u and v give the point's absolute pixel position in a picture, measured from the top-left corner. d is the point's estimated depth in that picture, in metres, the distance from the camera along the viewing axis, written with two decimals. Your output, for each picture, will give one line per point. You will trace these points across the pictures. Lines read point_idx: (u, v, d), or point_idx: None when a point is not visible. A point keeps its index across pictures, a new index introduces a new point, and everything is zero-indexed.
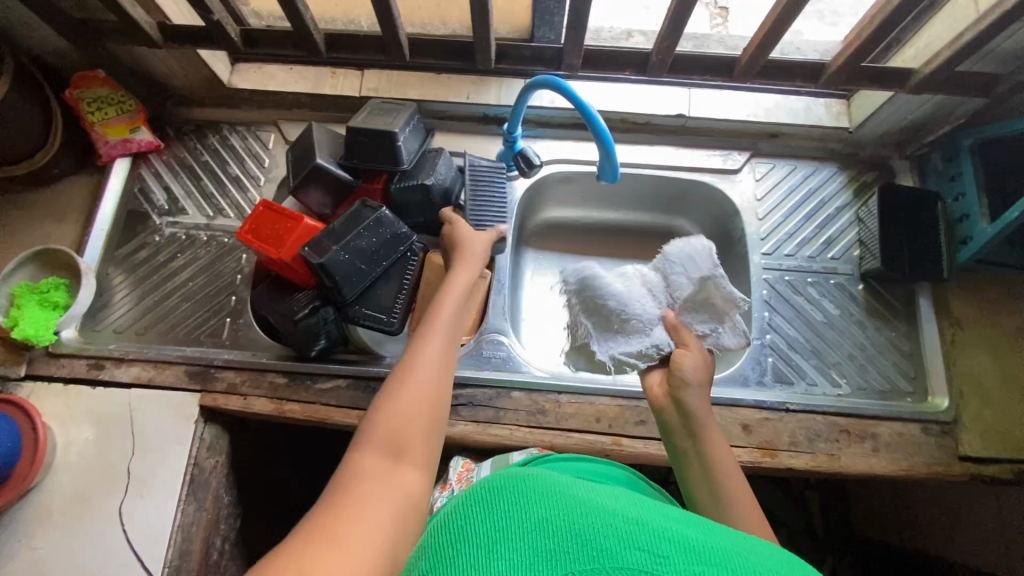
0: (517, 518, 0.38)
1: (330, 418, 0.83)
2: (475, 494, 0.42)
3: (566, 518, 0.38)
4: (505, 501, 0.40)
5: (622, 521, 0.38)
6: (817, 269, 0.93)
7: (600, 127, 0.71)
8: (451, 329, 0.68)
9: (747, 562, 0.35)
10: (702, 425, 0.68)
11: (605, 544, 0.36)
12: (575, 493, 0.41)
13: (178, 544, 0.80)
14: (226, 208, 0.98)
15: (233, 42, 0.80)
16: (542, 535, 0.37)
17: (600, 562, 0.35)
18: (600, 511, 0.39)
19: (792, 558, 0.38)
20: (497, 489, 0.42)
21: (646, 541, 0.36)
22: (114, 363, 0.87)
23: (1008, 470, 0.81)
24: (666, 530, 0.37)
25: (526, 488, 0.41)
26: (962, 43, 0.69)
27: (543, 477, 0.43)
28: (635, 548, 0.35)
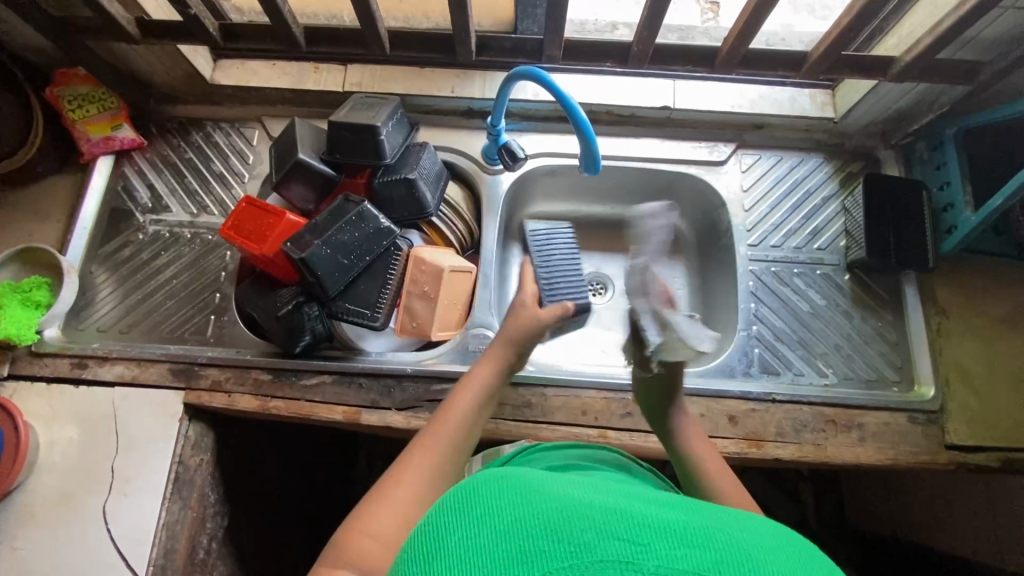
0: (484, 521, 0.34)
1: (314, 413, 0.83)
2: (438, 507, 0.37)
3: (536, 516, 0.33)
4: (469, 507, 0.35)
5: (597, 509, 0.34)
6: (803, 259, 0.93)
7: (580, 118, 0.70)
8: (469, 423, 0.64)
9: (737, 540, 0.32)
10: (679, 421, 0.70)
11: (581, 537, 0.31)
12: (547, 487, 0.36)
13: (162, 542, 0.80)
14: (210, 205, 0.97)
15: (211, 36, 0.79)
16: (512, 538, 0.32)
17: (578, 558, 0.31)
18: (574, 501, 0.34)
19: (781, 530, 0.36)
20: (461, 496, 0.37)
21: (624, 528, 0.32)
22: (97, 362, 0.86)
23: (995, 457, 0.81)
24: (646, 514, 0.33)
25: (493, 490, 0.36)
26: (942, 29, 0.68)
27: (511, 474, 0.38)
28: (613, 538, 0.31)
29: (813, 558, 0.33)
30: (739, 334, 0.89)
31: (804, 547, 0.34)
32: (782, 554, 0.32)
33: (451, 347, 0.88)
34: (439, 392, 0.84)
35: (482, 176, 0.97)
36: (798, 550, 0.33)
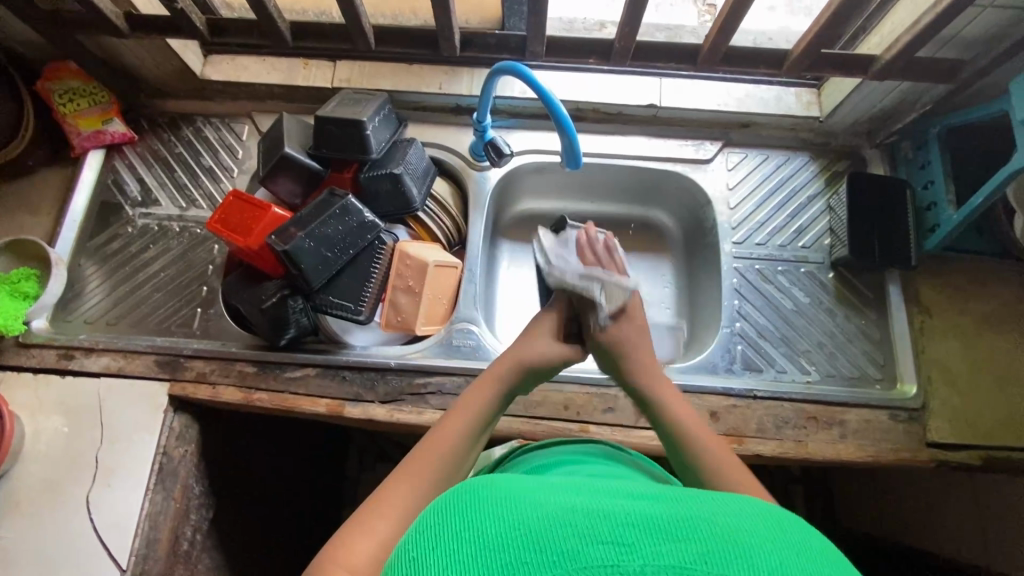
0: (467, 539, 0.33)
1: (298, 406, 0.83)
2: (418, 529, 0.36)
3: (519, 526, 0.33)
4: (450, 525, 0.34)
5: (579, 513, 0.33)
6: (787, 257, 0.93)
7: (560, 114, 0.71)
8: (463, 450, 0.60)
9: (721, 529, 0.33)
10: (634, 362, 0.73)
11: (565, 545, 0.31)
12: (528, 494, 0.36)
13: (144, 533, 0.80)
14: (199, 199, 0.98)
15: (198, 31, 0.80)
16: (497, 552, 0.32)
17: (563, 566, 0.30)
18: (555, 508, 0.34)
19: (763, 508, 0.37)
20: (442, 513, 0.36)
21: (606, 530, 0.32)
22: (84, 353, 0.87)
23: (976, 455, 0.81)
24: (626, 512, 0.33)
25: (473, 504, 0.35)
26: (920, 27, 0.69)
27: (490, 484, 0.37)
28: (597, 543, 0.31)
29: (791, 533, 0.34)
30: (723, 331, 0.90)
31: (782, 521, 0.35)
32: (763, 537, 0.33)
33: (435, 342, 0.89)
34: (422, 386, 0.85)
35: (469, 172, 0.98)
36: (776, 529, 0.34)
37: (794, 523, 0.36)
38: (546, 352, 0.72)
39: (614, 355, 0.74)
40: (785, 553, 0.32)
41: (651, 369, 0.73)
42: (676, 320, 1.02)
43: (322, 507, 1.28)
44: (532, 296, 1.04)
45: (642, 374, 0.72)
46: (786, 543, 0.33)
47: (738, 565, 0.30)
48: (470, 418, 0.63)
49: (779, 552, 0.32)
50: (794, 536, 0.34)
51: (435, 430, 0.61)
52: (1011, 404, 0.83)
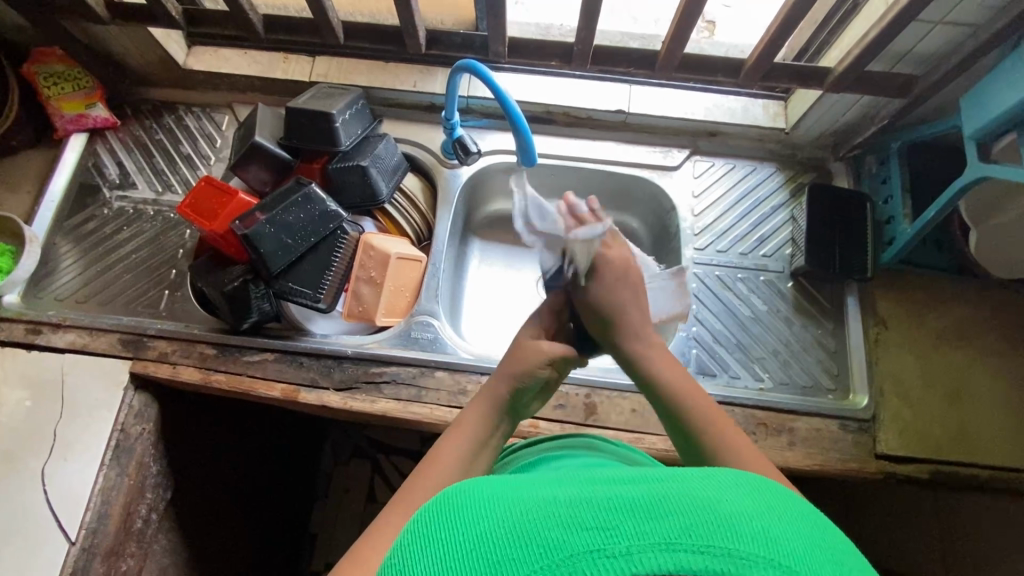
0: (454, 544, 0.33)
1: (253, 389, 0.85)
2: (405, 540, 0.36)
3: (505, 526, 0.33)
4: (438, 532, 0.35)
5: (561, 502, 0.33)
6: (747, 265, 0.94)
7: (514, 112, 0.73)
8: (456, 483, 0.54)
9: (705, 500, 0.32)
10: (634, 326, 0.67)
11: (550, 537, 0.31)
12: (511, 492, 0.36)
13: (96, 507, 0.81)
14: (175, 184, 1.00)
15: (175, 20, 0.83)
16: (484, 553, 0.32)
17: (550, 558, 0.31)
18: (539, 501, 0.34)
19: (747, 477, 0.36)
20: (429, 519, 0.36)
21: (588, 515, 0.32)
22: (51, 329, 0.89)
23: (924, 469, 0.81)
24: (606, 494, 0.33)
25: (457, 510, 0.36)
26: (867, 41, 0.71)
27: (471, 487, 0.38)
28: (581, 529, 0.31)
29: (774, 502, 0.34)
30: (679, 335, 0.90)
31: (766, 490, 0.35)
32: (748, 507, 0.33)
33: (394, 333, 0.90)
34: (378, 375, 0.86)
35: (440, 169, 0.99)
36: (757, 497, 0.34)
37: (778, 489, 0.36)
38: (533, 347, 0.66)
39: (614, 318, 0.67)
40: (769, 521, 0.32)
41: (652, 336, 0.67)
42: None
43: (291, 498, 1.29)
44: (499, 293, 1.05)
45: (647, 346, 0.66)
46: (768, 510, 0.33)
47: (723, 536, 0.30)
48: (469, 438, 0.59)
49: (762, 520, 0.32)
50: (777, 505, 0.34)
51: (428, 459, 0.56)
52: (961, 419, 0.83)
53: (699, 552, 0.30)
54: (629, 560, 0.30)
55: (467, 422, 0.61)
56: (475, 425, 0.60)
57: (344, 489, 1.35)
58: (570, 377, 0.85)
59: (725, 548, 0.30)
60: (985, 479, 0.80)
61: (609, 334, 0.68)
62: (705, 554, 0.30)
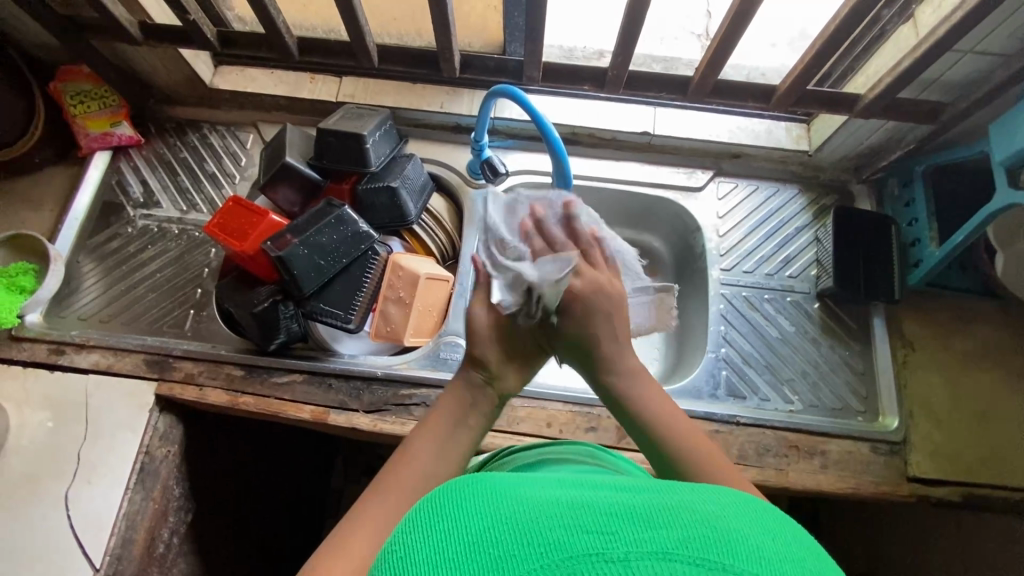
0: (456, 535, 0.33)
1: (282, 411, 0.84)
2: (401, 530, 0.36)
3: (505, 522, 0.33)
4: (438, 519, 0.35)
5: (563, 504, 0.34)
6: (773, 286, 0.95)
7: (552, 137, 0.74)
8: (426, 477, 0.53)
9: (701, 513, 0.32)
10: (621, 362, 0.64)
11: (549, 537, 0.31)
12: (512, 488, 0.36)
13: (121, 532, 0.80)
14: (199, 203, 1.00)
15: (209, 41, 0.84)
16: (484, 547, 0.32)
17: (549, 557, 0.30)
18: (539, 501, 0.34)
19: (743, 496, 0.36)
20: (432, 508, 0.36)
21: (589, 519, 0.32)
22: (75, 349, 0.88)
23: (956, 492, 0.81)
24: (608, 502, 0.33)
25: (457, 500, 0.36)
26: (899, 70, 0.72)
27: (477, 479, 0.38)
28: (582, 531, 0.31)
29: (773, 524, 0.33)
30: (708, 356, 0.90)
31: (761, 509, 0.35)
32: (742, 522, 0.33)
33: (422, 354, 0.90)
34: (407, 397, 0.85)
35: (466, 190, 0.99)
36: (750, 513, 0.34)
37: (773, 510, 0.35)
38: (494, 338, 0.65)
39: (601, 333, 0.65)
40: (766, 542, 0.32)
41: (637, 371, 0.64)
42: (663, 344, 1.02)
43: (303, 517, 1.26)
44: None
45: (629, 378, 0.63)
46: (766, 534, 0.32)
47: (720, 552, 0.30)
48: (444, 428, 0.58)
49: (756, 535, 0.32)
50: (776, 529, 0.33)
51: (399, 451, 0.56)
52: (990, 442, 0.83)
53: (697, 565, 0.29)
54: (627, 566, 0.29)
55: (440, 412, 0.60)
56: (449, 406, 0.61)
57: None
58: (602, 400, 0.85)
59: (722, 562, 0.29)
60: (1015, 502, 0.81)
61: (589, 367, 0.65)
62: (703, 568, 0.29)
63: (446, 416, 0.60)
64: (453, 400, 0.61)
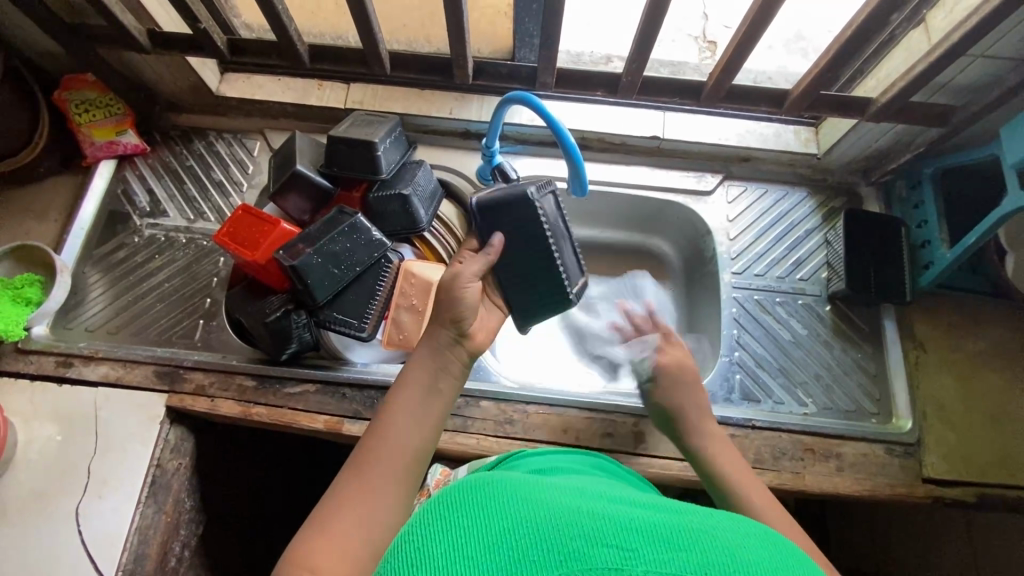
0: (484, 533, 0.37)
1: (296, 422, 0.83)
2: (428, 517, 0.40)
3: (531, 527, 0.37)
4: (463, 515, 0.39)
5: (588, 517, 0.38)
6: (785, 289, 0.95)
7: (569, 143, 0.74)
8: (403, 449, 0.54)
9: (712, 540, 0.36)
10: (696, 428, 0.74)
11: (572, 546, 0.35)
12: (538, 494, 0.40)
13: (133, 547, 0.78)
14: (207, 212, 0.99)
15: (219, 49, 0.84)
16: (509, 548, 0.36)
17: (571, 565, 0.35)
18: (563, 510, 0.38)
19: (750, 523, 0.40)
20: (460, 503, 0.40)
21: (610, 534, 0.36)
22: (82, 362, 0.87)
23: (971, 492, 0.81)
24: (627, 519, 0.38)
25: (482, 499, 0.40)
26: (913, 75, 0.73)
27: (504, 483, 0.42)
28: (603, 546, 0.35)
29: (781, 556, 0.37)
30: (721, 360, 0.90)
31: (765, 537, 0.39)
32: (748, 547, 0.37)
33: None
34: None
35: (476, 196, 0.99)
36: (755, 539, 0.38)
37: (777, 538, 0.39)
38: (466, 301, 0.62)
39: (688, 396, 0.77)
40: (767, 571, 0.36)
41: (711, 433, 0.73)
42: None
43: None
44: None
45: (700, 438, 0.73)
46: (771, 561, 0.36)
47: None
48: (415, 396, 0.58)
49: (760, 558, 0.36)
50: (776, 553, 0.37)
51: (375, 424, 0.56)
52: (1003, 442, 0.83)
53: None
54: None
55: (409, 378, 0.59)
56: (417, 372, 0.59)
57: None
58: (618, 405, 0.85)
59: None
60: None
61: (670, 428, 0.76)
62: None
63: (417, 385, 0.59)
64: (423, 367, 0.60)
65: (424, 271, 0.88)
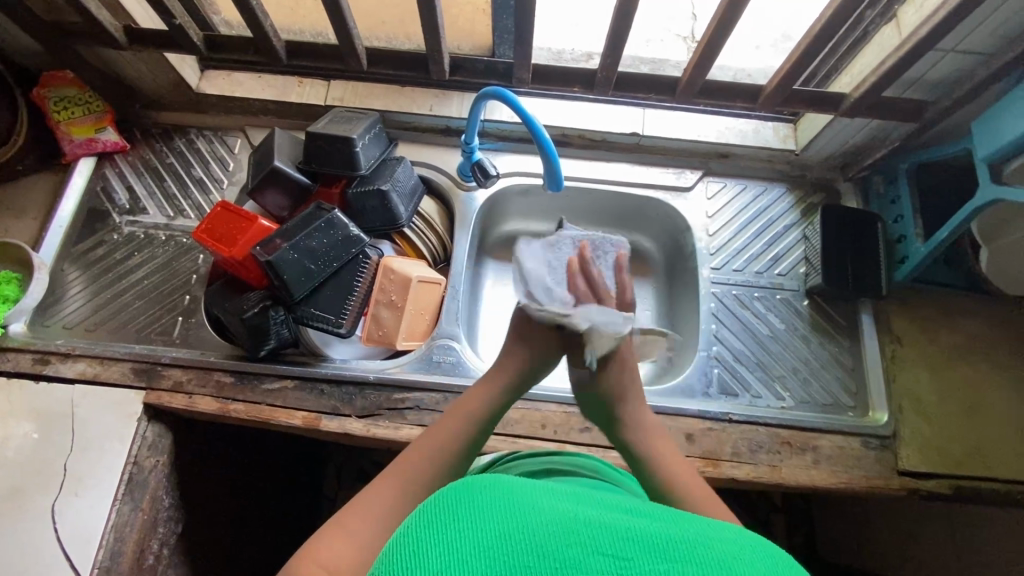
0: (476, 536, 0.35)
1: (273, 418, 0.83)
2: (418, 521, 0.37)
3: (525, 532, 0.35)
4: (455, 518, 0.36)
5: (583, 525, 0.36)
6: (763, 284, 0.96)
7: (543, 139, 0.74)
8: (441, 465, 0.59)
9: (714, 553, 0.35)
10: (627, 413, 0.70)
11: (568, 554, 0.34)
12: (531, 497, 0.39)
13: (109, 544, 0.78)
14: (187, 209, 0.99)
15: (196, 46, 0.84)
16: (503, 553, 0.34)
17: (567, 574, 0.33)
18: (559, 516, 0.37)
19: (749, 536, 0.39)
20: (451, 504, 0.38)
21: (606, 543, 0.35)
22: (60, 359, 0.86)
23: (946, 484, 0.82)
24: (624, 528, 0.36)
25: (474, 502, 0.38)
26: (885, 69, 0.73)
27: (496, 483, 0.40)
28: (597, 553, 0.34)
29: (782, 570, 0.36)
30: (700, 354, 0.91)
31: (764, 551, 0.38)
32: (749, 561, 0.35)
33: (413, 358, 0.89)
34: (401, 401, 0.85)
35: (456, 192, 0.99)
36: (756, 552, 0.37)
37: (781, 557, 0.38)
38: (534, 346, 0.70)
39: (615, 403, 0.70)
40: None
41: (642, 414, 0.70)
42: None
43: (296, 524, 1.24)
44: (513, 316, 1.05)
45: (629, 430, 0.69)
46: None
47: None
48: (466, 419, 0.64)
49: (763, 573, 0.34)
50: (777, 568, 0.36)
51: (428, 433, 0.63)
52: (978, 434, 0.84)
53: None
54: None
55: (466, 404, 0.66)
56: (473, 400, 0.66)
57: None
58: None
59: None
60: (1003, 493, 0.82)
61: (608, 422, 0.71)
62: None
63: (469, 410, 0.65)
64: (468, 411, 0.65)
65: (411, 271, 0.88)
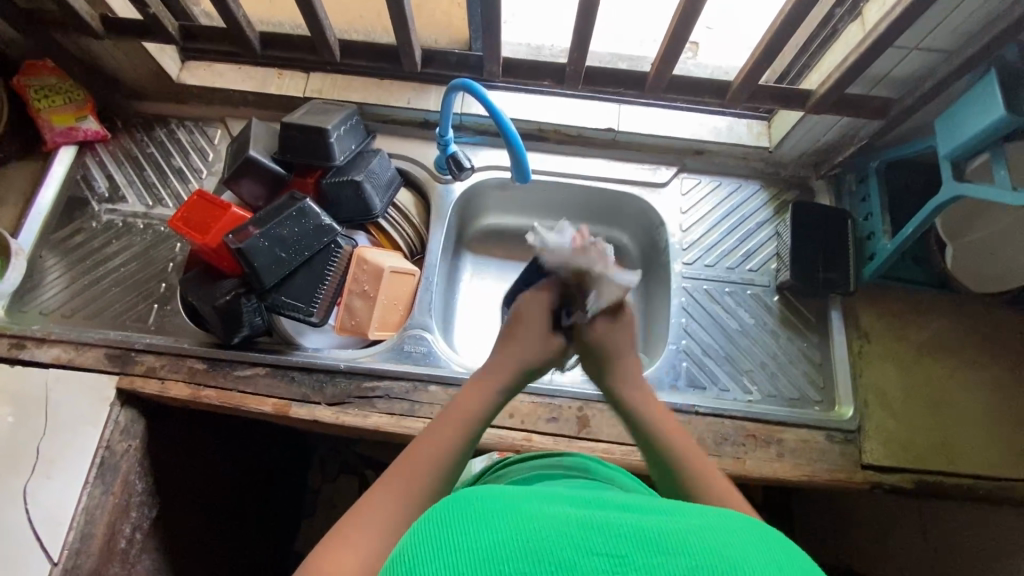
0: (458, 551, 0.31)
1: (244, 404, 0.84)
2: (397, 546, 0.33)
3: (514, 537, 0.32)
4: (436, 532, 0.33)
5: (574, 525, 0.33)
6: (734, 279, 0.97)
7: (510, 132, 0.75)
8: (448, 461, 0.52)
9: (719, 541, 0.32)
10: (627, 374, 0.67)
11: (560, 557, 0.30)
12: (518, 503, 0.35)
13: (79, 527, 0.79)
14: (165, 198, 1.00)
15: (171, 36, 0.86)
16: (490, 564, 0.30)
17: None
18: (546, 517, 0.33)
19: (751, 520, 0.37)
20: (429, 521, 0.34)
21: (600, 542, 0.32)
22: (35, 344, 0.87)
23: (909, 478, 0.83)
24: (618, 523, 0.33)
25: (456, 508, 0.35)
26: (847, 66, 0.74)
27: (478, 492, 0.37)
28: (591, 553, 0.31)
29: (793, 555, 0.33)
30: (669, 347, 0.92)
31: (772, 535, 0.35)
32: (756, 548, 0.33)
33: (385, 347, 0.90)
34: (371, 390, 0.86)
35: (433, 184, 1.01)
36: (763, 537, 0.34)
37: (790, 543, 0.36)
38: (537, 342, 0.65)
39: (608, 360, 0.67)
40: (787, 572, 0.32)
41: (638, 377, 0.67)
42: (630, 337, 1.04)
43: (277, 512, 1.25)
44: (489, 308, 1.06)
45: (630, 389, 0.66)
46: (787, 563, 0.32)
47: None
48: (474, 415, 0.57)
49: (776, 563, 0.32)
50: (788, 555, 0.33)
51: (434, 428, 0.55)
52: (943, 429, 0.85)
53: None
54: None
55: (474, 393, 0.59)
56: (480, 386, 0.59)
57: (333, 506, 1.31)
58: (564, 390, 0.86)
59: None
60: (966, 487, 0.83)
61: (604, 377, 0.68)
62: None
63: (474, 395, 0.58)
64: (476, 402, 0.58)
65: (385, 260, 0.90)
